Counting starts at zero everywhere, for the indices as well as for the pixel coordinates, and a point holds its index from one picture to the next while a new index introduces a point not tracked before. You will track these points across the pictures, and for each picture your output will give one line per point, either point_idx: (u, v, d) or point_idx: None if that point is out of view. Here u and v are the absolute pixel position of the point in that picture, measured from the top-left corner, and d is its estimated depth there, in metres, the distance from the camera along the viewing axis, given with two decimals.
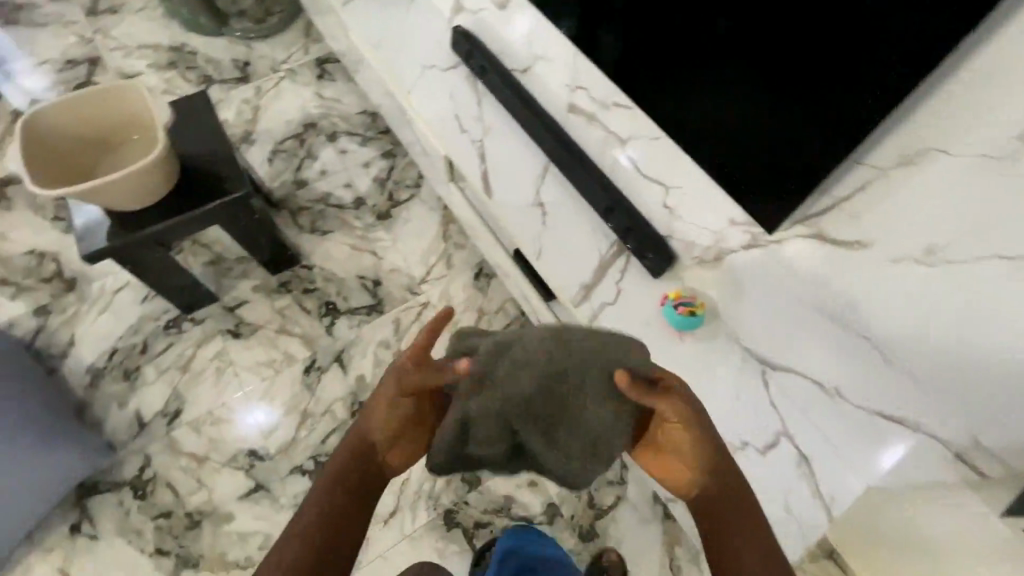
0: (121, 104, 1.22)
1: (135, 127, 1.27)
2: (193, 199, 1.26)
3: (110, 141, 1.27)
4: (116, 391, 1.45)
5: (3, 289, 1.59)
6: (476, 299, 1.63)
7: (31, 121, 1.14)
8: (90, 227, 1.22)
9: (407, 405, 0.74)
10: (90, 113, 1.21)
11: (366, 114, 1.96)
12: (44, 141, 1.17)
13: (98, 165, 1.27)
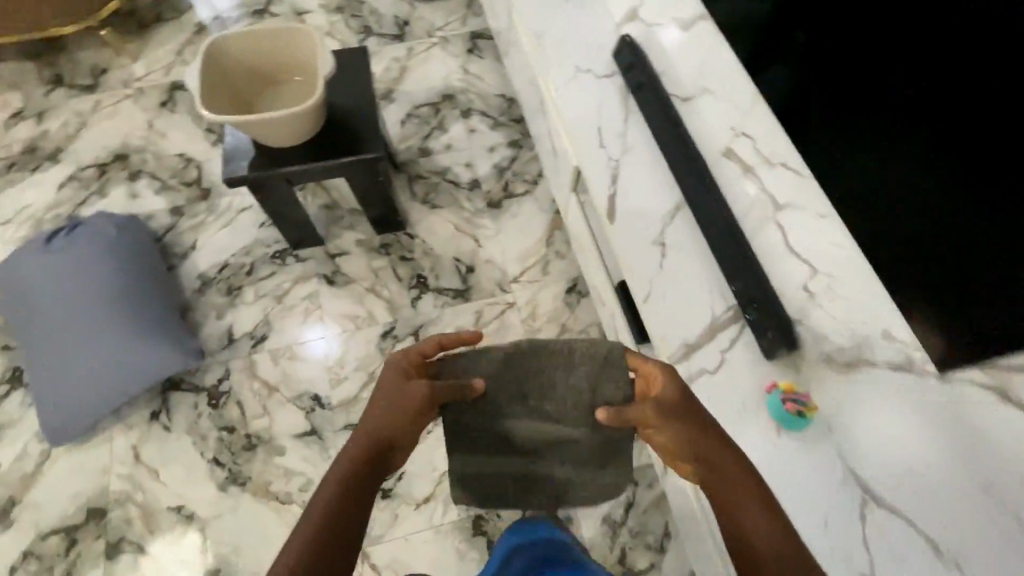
0: (297, 48, 1.29)
1: (303, 71, 1.33)
2: (330, 149, 1.30)
3: (278, 79, 1.34)
4: (217, 303, 1.57)
5: (151, 183, 1.75)
6: (561, 314, 1.58)
7: (220, 46, 1.23)
8: (237, 152, 1.29)
9: (391, 404, 0.78)
10: (263, 51, 1.28)
11: (503, 98, 1.94)
12: (225, 67, 1.26)
13: (261, 100, 1.35)
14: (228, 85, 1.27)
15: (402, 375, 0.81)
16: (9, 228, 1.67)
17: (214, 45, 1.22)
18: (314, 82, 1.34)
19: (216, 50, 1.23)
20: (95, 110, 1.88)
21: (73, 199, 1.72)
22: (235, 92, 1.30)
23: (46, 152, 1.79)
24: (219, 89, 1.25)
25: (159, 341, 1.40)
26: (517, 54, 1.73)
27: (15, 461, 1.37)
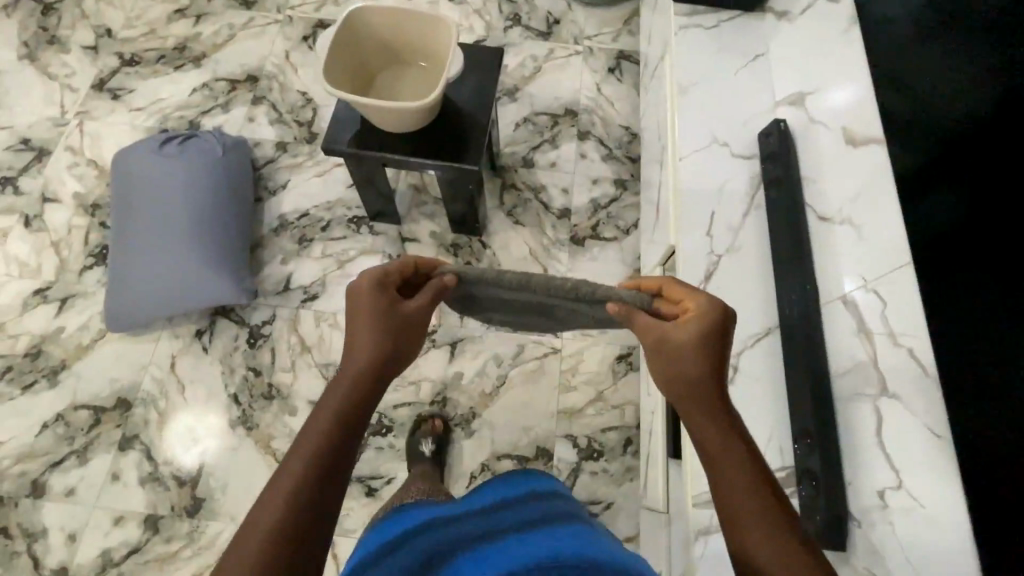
0: (432, 37, 1.25)
1: (430, 60, 1.30)
2: (432, 147, 1.26)
3: (403, 60, 1.31)
4: (286, 247, 1.61)
5: (269, 111, 1.81)
6: (603, 379, 1.47)
7: (360, 14, 1.21)
8: (341, 121, 1.27)
9: (376, 323, 0.76)
10: (403, 30, 1.25)
11: (626, 131, 1.82)
12: (358, 36, 1.24)
13: (381, 75, 1.32)
14: (355, 53, 1.25)
15: (385, 293, 0.79)
16: (141, 115, 1.79)
17: (354, 12, 1.20)
18: (437, 76, 1.30)
19: (354, 18, 1.20)
20: (246, 26, 1.96)
21: (200, 106, 1.82)
22: (359, 62, 1.28)
23: (193, 54, 1.90)
24: (345, 57, 1.23)
25: (228, 270, 1.48)
26: (653, 93, 1.58)
27: (76, 330, 1.49)
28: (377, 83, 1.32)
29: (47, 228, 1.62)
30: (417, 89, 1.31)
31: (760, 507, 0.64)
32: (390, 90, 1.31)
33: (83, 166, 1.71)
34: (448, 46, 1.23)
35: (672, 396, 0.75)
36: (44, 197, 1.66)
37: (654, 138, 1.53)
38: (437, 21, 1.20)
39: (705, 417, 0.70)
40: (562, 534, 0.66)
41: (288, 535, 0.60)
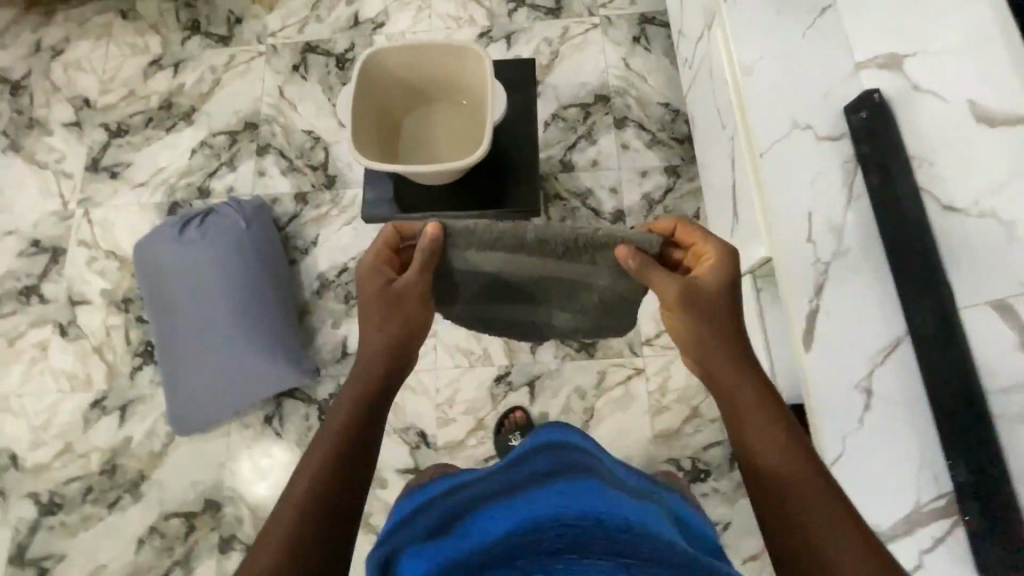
0: (463, 69, 1.09)
1: (463, 93, 1.14)
2: (482, 195, 1.14)
3: (432, 97, 1.15)
4: (333, 309, 1.52)
5: (279, 160, 1.67)
6: (695, 394, 1.41)
7: (380, 58, 1.05)
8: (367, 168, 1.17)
9: (378, 305, 0.83)
10: (428, 66, 1.09)
11: (666, 109, 1.65)
12: (379, 81, 1.08)
13: (410, 117, 1.17)
14: (378, 102, 1.11)
15: (384, 274, 0.85)
16: (145, 191, 1.66)
17: (372, 56, 1.04)
18: (474, 110, 1.15)
19: (373, 62, 1.05)
20: (229, 66, 1.78)
21: (204, 168, 1.68)
22: (383, 109, 1.13)
23: (181, 110, 1.75)
24: (368, 109, 1.08)
25: (281, 359, 1.39)
26: (700, 67, 1.40)
27: (144, 437, 1.44)
28: (405, 129, 1.16)
29: (85, 333, 1.54)
30: (453, 132, 1.16)
31: (770, 424, 0.74)
32: (423, 135, 1.17)
33: (102, 259, 1.61)
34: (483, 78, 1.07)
35: (684, 335, 0.83)
36: (73, 301, 1.57)
37: (711, 122, 1.37)
38: (466, 51, 1.04)
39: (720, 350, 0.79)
40: (562, 489, 0.68)
41: (318, 501, 0.66)
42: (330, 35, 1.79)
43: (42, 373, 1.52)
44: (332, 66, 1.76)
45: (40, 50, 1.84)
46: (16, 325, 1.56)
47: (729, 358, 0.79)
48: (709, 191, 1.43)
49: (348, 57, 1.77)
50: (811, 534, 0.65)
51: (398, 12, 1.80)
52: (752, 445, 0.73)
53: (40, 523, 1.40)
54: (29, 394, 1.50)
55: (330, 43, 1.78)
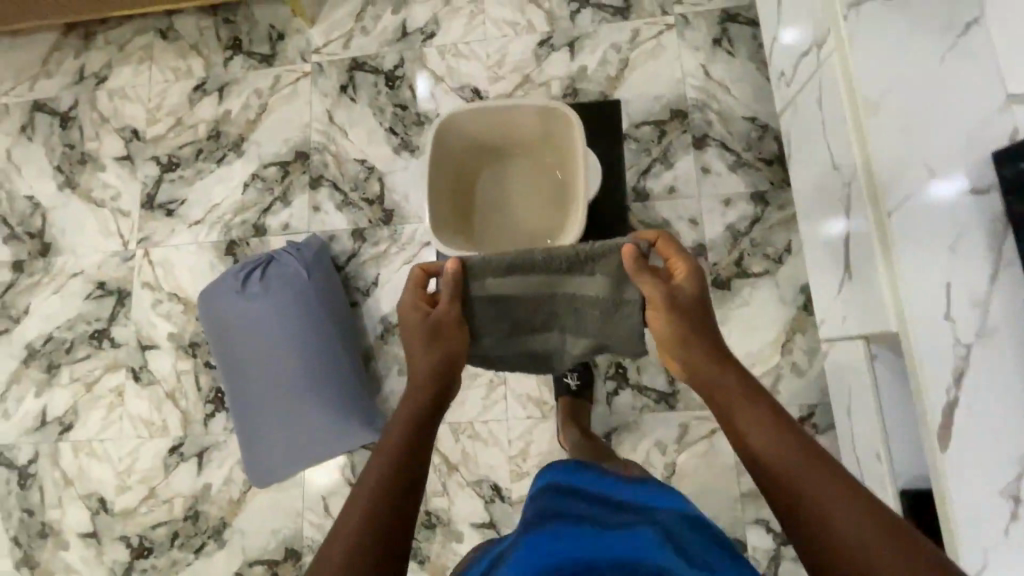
0: (550, 129, 1.00)
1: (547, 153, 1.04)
2: None
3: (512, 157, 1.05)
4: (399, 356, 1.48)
5: (333, 193, 1.59)
6: None
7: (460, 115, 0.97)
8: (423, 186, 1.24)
9: (416, 334, 0.81)
10: (502, 128, 1.01)
11: (753, 124, 1.47)
12: (456, 141, 1.00)
13: (486, 177, 1.07)
14: (454, 162, 1.02)
15: (416, 301, 0.85)
16: (202, 229, 1.63)
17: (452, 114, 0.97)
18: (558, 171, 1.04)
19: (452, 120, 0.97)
20: (274, 89, 1.69)
21: (257, 204, 1.62)
22: (458, 170, 1.03)
23: (230, 139, 1.67)
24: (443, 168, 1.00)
25: (358, 422, 1.37)
26: (804, 88, 1.22)
27: (222, 484, 1.47)
28: (475, 196, 1.06)
29: (157, 378, 1.56)
30: (529, 194, 1.06)
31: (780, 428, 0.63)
32: (502, 196, 1.07)
33: (167, 301, 1.60)
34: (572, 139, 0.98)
35: (674, 346, 0.76)
36: (142, 345, 1.58)
37: (815, 154, 1.20)
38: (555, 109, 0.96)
39: (709, 354, 0.73)
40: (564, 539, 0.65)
41: (372, 528, 0.62)
42: (377, 49, 1.66)
43: (121, 418, 1.55)
44: (381, 85, 1.64)
45: (84, 77, 1.78)
46: (92, 370, 1.59)
47: (717, 364, 0.71)
48: (806, 230, 1.28)
49: (397, 74, 1.64)
50: (855, 550, 0.53)
51: (450, 19, 1.65)
52: (763, 456, 0.63)
53: (133, 566, 1.46)
54: (110, 438, 1.54)
55: (378, 58, 1.66)
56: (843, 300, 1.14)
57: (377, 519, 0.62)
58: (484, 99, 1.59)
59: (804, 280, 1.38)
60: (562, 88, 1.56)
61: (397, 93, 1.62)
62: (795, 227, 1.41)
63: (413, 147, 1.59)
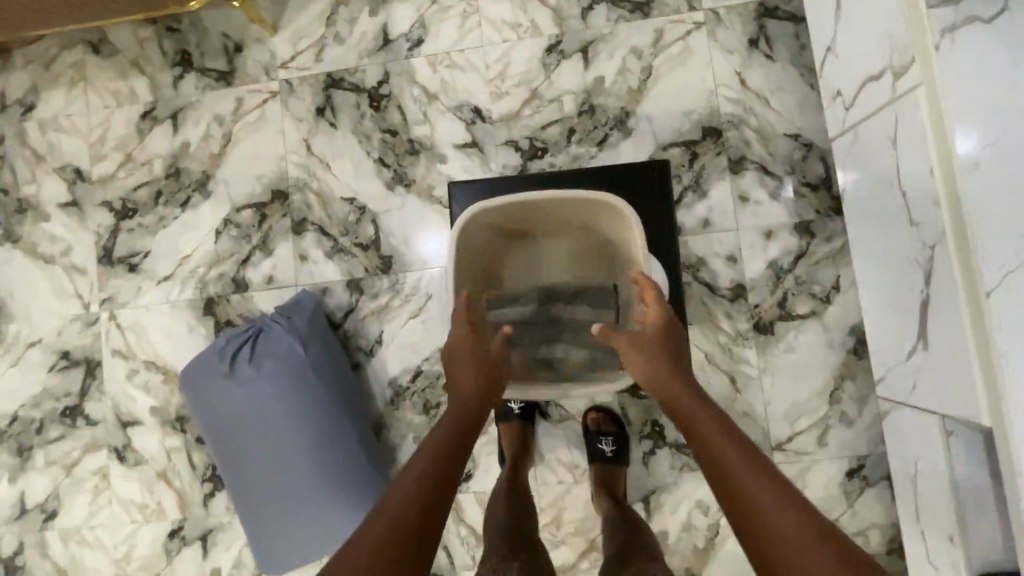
0: (594, 213, 0.95)
1: (590, 230, 1.01)
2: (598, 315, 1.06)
3: (550, 231, 1.02)
4: (413, 422, 1.35)
5: (321, 239, 1.40)
6: (835, 504, 1.26)
7: (493, 205, 0.91)
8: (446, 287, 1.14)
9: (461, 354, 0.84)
10: (542, 217, 0.99)
11: (796, 142, 1.30)
12: (488, 226, 0.96)
13: (520, 248, 1.06)
14: (486, 244, 0.99)
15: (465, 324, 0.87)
16: (173, 287, 1.43)
17: (481, 208, 0.90)
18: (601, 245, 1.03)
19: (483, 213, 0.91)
20: (238, 114, 1.44)
21: (235, 254, 1.41)
22: (490, 250, 1.01)
23: (193, 178, 1.44)
24: (473, 255, 0.97)
25: None
26: (873, 116, 1.03)
27: (232, 568, 1.36)
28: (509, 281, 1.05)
29: (145, 457, 1.41)
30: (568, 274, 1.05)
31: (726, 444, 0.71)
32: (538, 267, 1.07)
33: (144, 371, 1.42)
34: (622, 226, 0.95)
35: (648, 375, 0.83)
36: (123, 421, 1.42)
37: (884, 196, 1.03)
38: (603, 202, 0.91)
39: (666, 377, 0.82)
40: None
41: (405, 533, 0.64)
42: (356, 61, 1.41)
43: (111, 502, 1.41)
44: (365, 107, 1.41)
45: (6, 106, 1.50)
46: (69, 451, 1.43)
47: (671, 389, 0.80)
48: (868, 276, 1.14)
49: (383, 92, 1.40)
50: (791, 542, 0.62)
51: (439, 21, 1.40)
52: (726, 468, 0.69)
53: None
54: (102, 524, 1.41)
55: (358, 73, 1.41)
56: (912, 366, 1.03)
57: (410, 518, 0.65)
58: (486, 120, 1.38)
59: (853, 321, 1.27)
60: (576, 104, 1.35)
61: (385, 116, 1.40)
62: (844, 261, 1.28)
63: (408, 181, 1.39)
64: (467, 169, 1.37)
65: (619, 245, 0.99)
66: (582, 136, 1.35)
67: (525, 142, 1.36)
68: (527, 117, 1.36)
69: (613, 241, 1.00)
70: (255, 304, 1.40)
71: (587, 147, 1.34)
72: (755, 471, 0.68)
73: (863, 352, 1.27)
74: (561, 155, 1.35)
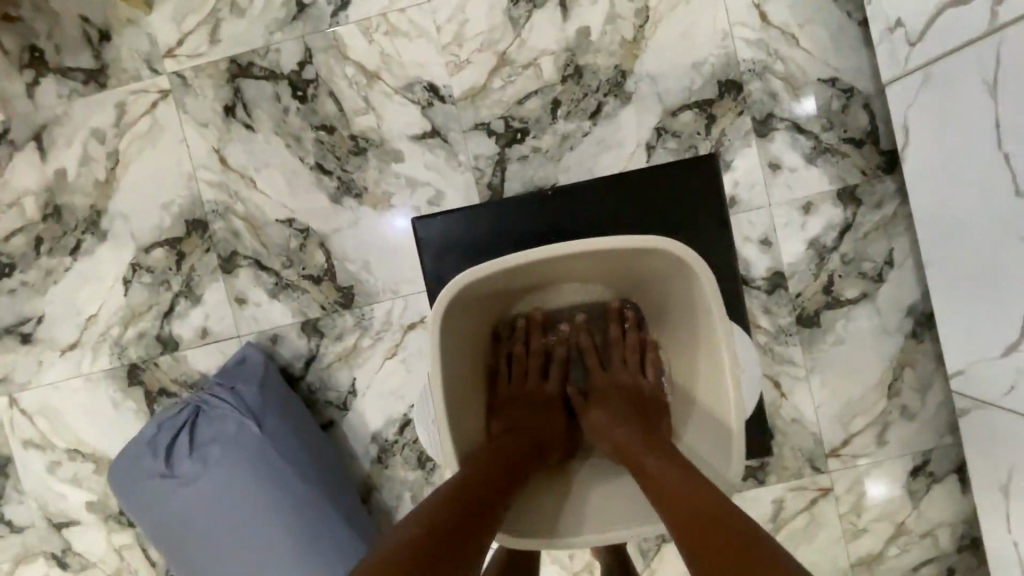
0: (636, 259, 0.76)
1: (627, 273, 0.82)
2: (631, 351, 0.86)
3: (575, 275, 0.84)
4: (408, 479, 1.13)
5: (259, 276, 1.11)
6: (901, 506, 1.11)
7: (496, 267, 0.72)
8: (425, 404, 0.84)
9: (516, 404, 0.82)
10: (562, 263, 0.78)
11: (832, 89, 1.05)
12: (493, 284, 0.77)
13: (541, 294, 0.89)
14: (493, 297, 0.82)
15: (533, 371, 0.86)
16: (82, 356, 1.14)
17: (486, 268, 0.71)
18: (640, 287, 0.85)
19: (489, 273, 0.72)
20: (123, 126, 1.11)
21: (153, 307, 1.12)
22: (495, 303, 0.84)
23: (80, 216, 1.12)
24: (473, 316, 0.80)
25: None
26: (962, 49, 0.79)
27: None
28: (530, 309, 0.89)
29: (91, 561, 1.17)
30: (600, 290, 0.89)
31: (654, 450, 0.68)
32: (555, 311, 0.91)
33: (68, 462, 1.15)
34: (673, 275, 0.75)
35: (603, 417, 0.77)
36: (55, 522, 1.16)
37: (977, 159, 0.81)
38: (652, 247, 0.70)
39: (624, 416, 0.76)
40: None
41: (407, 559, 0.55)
42: (266, 38, 1.08)
43: None
44: (288, 99, 1.09)
45: None
46: None
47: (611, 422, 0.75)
48: (944, 256, 0.93)
49: (307, 76, 1.08)
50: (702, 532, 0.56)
51: None
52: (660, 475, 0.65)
53: None
54: None
55: (271, 54, 1.08)
56: (1010, 364, 0.84)
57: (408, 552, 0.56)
58: (445, 100, 1.08)
59: (910, 299, 1.07)
60: (558, 68, 1.07)
61: (316, 109, 1.09)
62: (897, 230, 1.06)
63: (358, 189, 1.10)
64: (431, 166, 1.09)
65: (667, 292, 0.80)
66: (570, 108, 1.07)
67: (500, 123, 1.08)
68: (498, 91, 1.08)
69: (654, 282, 0.81)
70: (190, 365, 1.13)
71: (578, 122, 1.07)
72: (684, 479, 0.63)
73: (924, 334, 1.08)
74: (546, 135, 1.07)
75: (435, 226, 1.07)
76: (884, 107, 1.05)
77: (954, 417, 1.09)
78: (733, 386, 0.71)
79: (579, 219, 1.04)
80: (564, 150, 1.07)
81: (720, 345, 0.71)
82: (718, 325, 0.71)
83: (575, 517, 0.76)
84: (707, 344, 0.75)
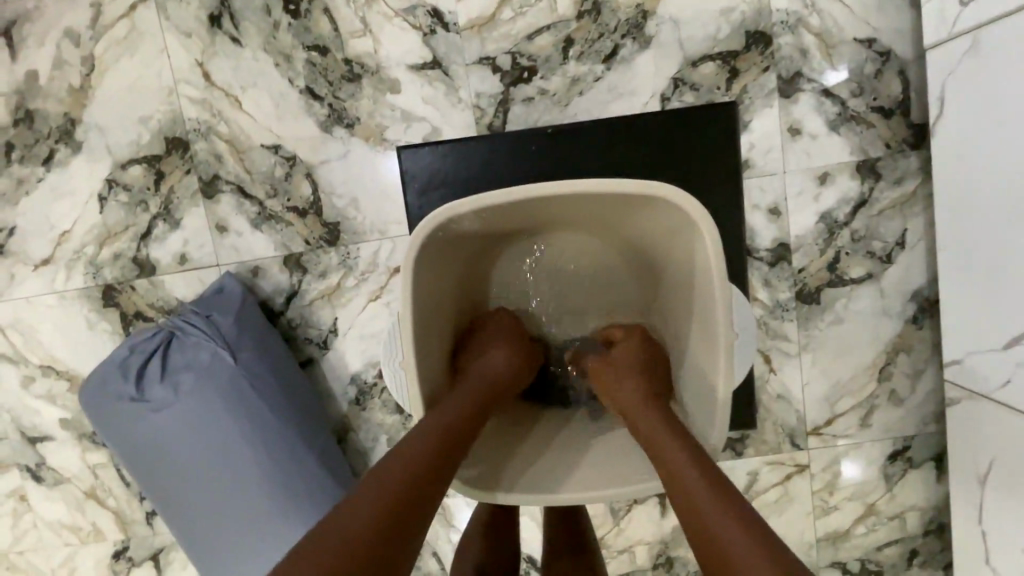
0: (634, 207, 0.71)
1: (621, 224, 0.78)
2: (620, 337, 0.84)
3: (565, 222, 0.80)
4: (386, 423, 1.12)
5: (241, 204, 1.06)
6: (875, 488, 1.11)
7: (477, 207, 0.67)
8: (397, 346, 0.83)
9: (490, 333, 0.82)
10: (551, 207, 0.73)
11: (868, 51, 0.97)
12: (474, 225, 0.73)
13: (522, 239, 0.86)
14: (478, 239, 0.79)
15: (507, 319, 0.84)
16: (56, 273, 1.10)
17: (462, 204, 0.66)
18: (638, 241, 0.81)
19: (465, 211, 0.67)
20: (98, 29, 1.02)
21: (130, 228, 1.07)
22: (477, 246, 0.80)
23: (52, 123, 1.05)
24: (450, 257, 0.76)
25: None
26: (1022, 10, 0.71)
27: None
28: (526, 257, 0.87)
29: (65, 477, 1.17)
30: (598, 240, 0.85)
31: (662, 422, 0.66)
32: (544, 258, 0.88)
33: (42, 378, 1.13)
34: (673, 227, 0.70)
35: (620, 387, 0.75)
36: (29, 437, 1.16)
37: (1017, 139, 0.75)
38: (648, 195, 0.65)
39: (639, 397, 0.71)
40: None
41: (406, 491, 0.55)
42: None
43: (35, 525, 1.20)
44: (278, 12, 1.00)
45: None
46: None
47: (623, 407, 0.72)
48: (961, 241, 0.89)
49: None
50: (697, 519, 0.54)
51: None
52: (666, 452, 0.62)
53: None
54: (31, 549, 1.21)
55: None
56: (1008, 359, 0.82)
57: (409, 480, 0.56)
58: (449, 28, 1.00)
59: (916, 284, 1.04)
60: (574, 2, 0.98)
61: (309, 26, 1.00)
62: (914, 210, 1.01)
63: (350, 119, 1.03)
64: (429, 100, 1.02)
65: (666, 247, 0.76)
66: (583, 48, 0.99)
67: (506, 58, 1.00)
68: (507, 23, 0.99)
69: (652, 235, 0.76)
70: (168, 292, 1.09)
71: (590, 65, 0.99)
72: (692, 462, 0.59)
73: (924, 320, 1.05)
74: (555, 77, 1.00)
75: (427, 164, 1.02)
76: (920, 75, 0.98)
77: (942, 405, 1.07)
78: (726, 350, 0.67)
79: (574, 168, 1.00)
80: (573, 94, 1.00)
81: (718, 307, 0.66)
82: (718, 286, 0.66)
83: (567, 470, 0.74)
84: (703, 306, 0.70)
